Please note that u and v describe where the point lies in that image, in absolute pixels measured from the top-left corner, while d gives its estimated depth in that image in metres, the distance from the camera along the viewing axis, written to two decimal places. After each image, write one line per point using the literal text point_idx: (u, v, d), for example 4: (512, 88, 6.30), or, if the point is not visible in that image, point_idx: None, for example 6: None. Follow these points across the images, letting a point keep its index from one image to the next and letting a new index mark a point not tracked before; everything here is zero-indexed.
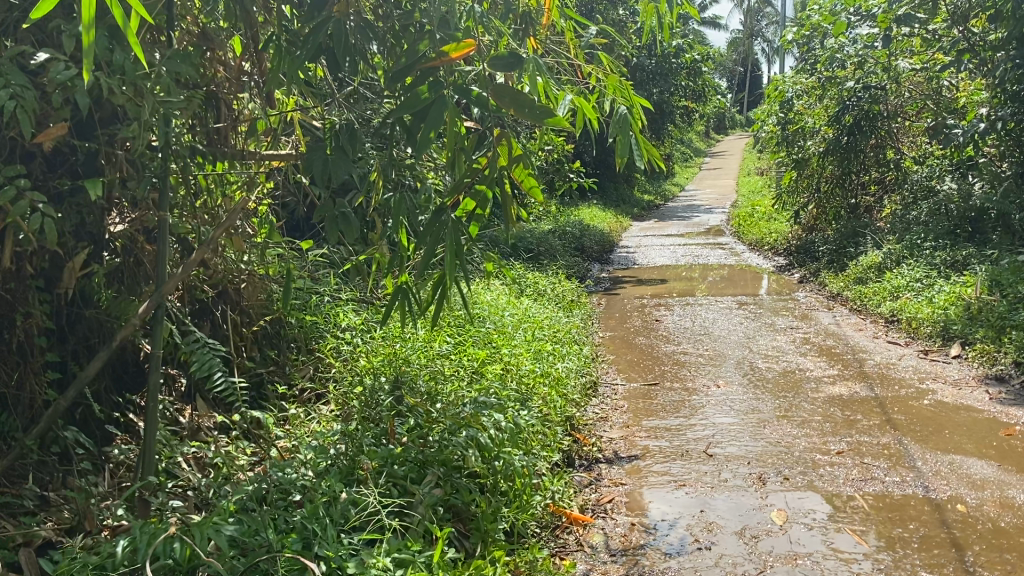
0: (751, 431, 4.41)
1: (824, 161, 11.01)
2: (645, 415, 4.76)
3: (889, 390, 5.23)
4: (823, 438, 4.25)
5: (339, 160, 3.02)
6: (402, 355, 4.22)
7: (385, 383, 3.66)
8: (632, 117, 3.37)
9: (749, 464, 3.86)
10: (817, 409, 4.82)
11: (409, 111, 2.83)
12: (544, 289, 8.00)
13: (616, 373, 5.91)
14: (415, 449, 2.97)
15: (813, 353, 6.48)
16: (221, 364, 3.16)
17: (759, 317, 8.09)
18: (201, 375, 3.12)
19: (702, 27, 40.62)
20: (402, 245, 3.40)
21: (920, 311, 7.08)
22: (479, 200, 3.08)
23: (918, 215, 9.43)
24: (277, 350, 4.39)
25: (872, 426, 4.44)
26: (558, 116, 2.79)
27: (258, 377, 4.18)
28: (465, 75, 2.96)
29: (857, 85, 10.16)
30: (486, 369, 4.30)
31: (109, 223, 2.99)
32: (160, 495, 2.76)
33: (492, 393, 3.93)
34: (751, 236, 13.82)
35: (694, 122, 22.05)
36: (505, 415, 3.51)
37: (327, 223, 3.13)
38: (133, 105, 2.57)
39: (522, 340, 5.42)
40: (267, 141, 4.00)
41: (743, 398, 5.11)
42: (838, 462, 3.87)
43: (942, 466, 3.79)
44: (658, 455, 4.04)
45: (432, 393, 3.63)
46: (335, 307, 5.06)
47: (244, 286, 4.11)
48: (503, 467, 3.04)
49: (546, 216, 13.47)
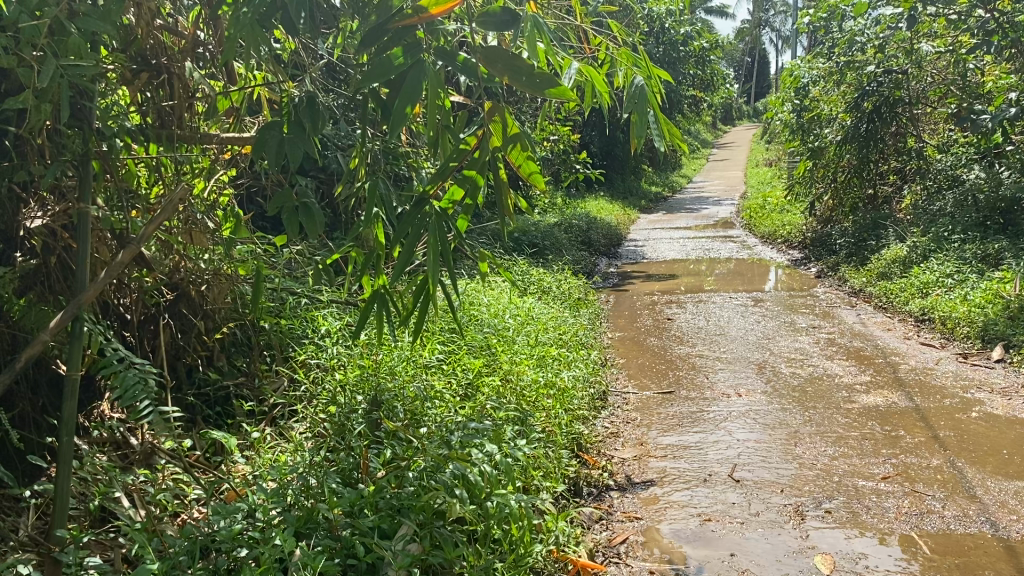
0: (782, 449, 3.89)
1: (840, 150, 10.43)
2: (660, 430, 4.26)
3: (931, 400, 4.72)
4: (865, 459, 3.73)
5: (297, 138, 2.51)
6: (386, 367, 3.73)
7: (363, 402, 3.19)
8: (650, 90, 2.86)
9: (783, 493, 3.34)
10: (853, 423, 4.30)
11: (380, 79, 2.36)
12: (548, 286, 7.50)
13: (626, 380, 5.41)
14: (389, 491, 2.50)
15: (841, 356, 5.94)
16: (147, 392, 2.60)
17: (778, 316, 7.57)
18: (123, 406, 2.57)
19: (708, 16, 39.97)
20: (381, 242, 2.82)
21: (954, 309, 6.55)
22: (467, 187, 2.55)
23: (942, 207, 8.93)
24: (247, 359, 4.00)
25: (919, 445, 3.92)
26: (561, 86, 2.35)
27: (223, 392, 3.80)
28: (450, 38, 2.48)
29: (878, 70, 9.61)
30: (482, 383, 3.82)
31: (26, 218, 2.54)
32: (77, 550, 2.29)
33: (486, 413, 3.43)
34: (763, 228, 13.27)
35: (702, 111, 21.46)
36: (501, 444, 3.01)
37: (286, 213, 2.57)
38: (24, 72, 2.15)
39: (524, 345, 4.93)
40: (229, 123, 3.52)
41: (768, 409, 4.59)
42: (886, 491, 3.35)
43: (1008, 496, 3.27)
44: (677, 481, 3.53)
45: (415, 415, 3.15)
46: (314, 309, 4.59)
47: (206, 287, 3.73)
48: (496, 509, 2.55)
49: (550, 209, 12.94)
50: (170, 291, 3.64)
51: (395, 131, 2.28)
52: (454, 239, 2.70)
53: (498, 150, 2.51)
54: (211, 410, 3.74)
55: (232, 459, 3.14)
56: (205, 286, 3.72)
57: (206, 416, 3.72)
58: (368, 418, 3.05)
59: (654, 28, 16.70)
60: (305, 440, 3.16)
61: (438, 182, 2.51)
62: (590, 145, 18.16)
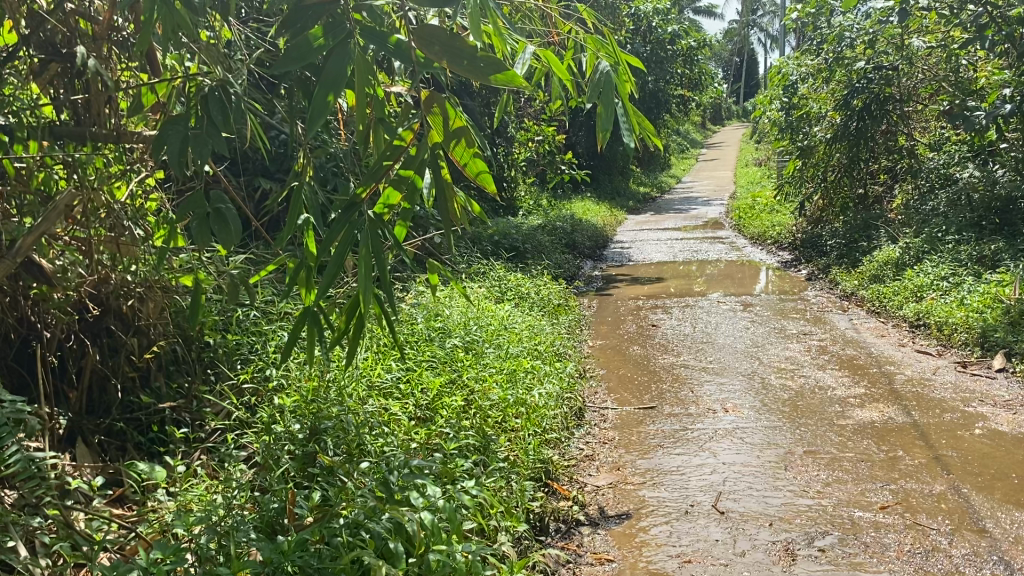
0: (770, 475, 3.55)
1: (830, 149, 10.10)
2: (639, 451, 3.92)
3: (929, 415, 4.39)
4: (862, 486, 3.40)
5: (205, 134, 2.19)
6: (333, 390, 3.41)
7: (300, 433, 2.87)
8: (618, 79, 2.53)
9: (771, 528, 3.01)
10: (847, 443, 3.97)
11: (298, 65, 2.03)
12: (527, 293, 7.15)
13: (605, 394, 5.05)
14: (311, 546, 2.16)
15: (834, 365, 5.61)
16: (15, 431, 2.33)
17: (767, 322, 7.23)
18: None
19: (697, 16, 39.64)
20: (310, 252, 2.43)
21: (951, 314, 6.24)
22: (404, 189, 2.20)
23: (935, 206, 8.62)
24: (188, 379, 3.64)
25: (920, 468, 3.60)
26: (506, 71, 2.04)
27: (158, 416, 3.44)
28: (381, 18, 2.16)
29: (867, 66, 9.25)
30: (440, 406, 3.50)
31: None
32: None
33: (439, 443, 3.11)
34: (752, 229, 12.95)
35: (691, 111, 21.11)
36: (449, 487, 2.68)
37: (196, 223, 2.26)
38: None
39: (494, 357, 4.61)
40: (154, 119, 3.18)
41: (756, 428, 4.25)
42: (886, 524, 3.02)
43: (1021, 530, 2.95)
44: (656, 513, 3.18)
45: (356, 449, 2.82)
46: (263, 325, 4.27)
47: (138, 302, 3.45)
48: (438, 564, 2.21)
49: (534, 210, 12.57)
50: (97, 305, 3.38)
51: (315, 123, 1.95)
52: (391, 251, 2.32)
53: (438, 148, 2.18)
54: (145, 435, 3.39)
55: (154, 496, 2.80)
56: (136, 301, 3.44)
57: (138, 443, 3.36)
58: (303, 453, 2.73)
59: (640, 27, 16.37)
60: (235, 475, 2.83)
61: (369, 183, 2.17)
62: (576, 145, 17.82)
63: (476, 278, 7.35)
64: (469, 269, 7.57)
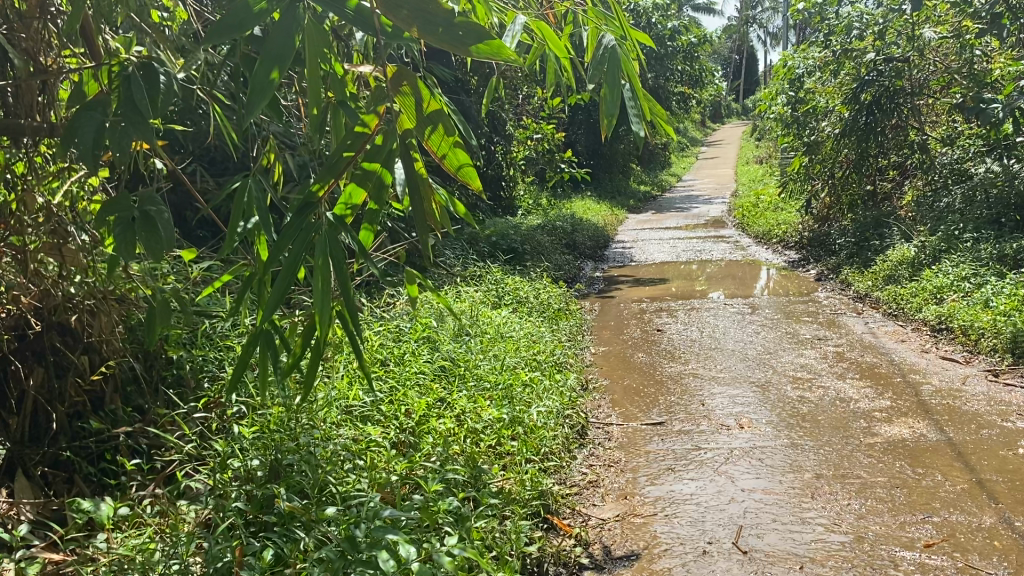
0: (795, 504, 3.18)
1: (838, 144, 9.63)
2: (647, 476, 3.54)
3: (965, 432, 4.01)
4: (900, 518, 3.02)
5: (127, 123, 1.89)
6: (302, 415, 3.07)
7: (259, 472, 2.56)
8: (626, 55, 2.16)
9: (802, 572, 2.64)
10: (879, 464, 3.59)
11: (231, 33, 1.62)
12: (525, 297, 6.77)
13: (609, 408, 4.67)
14: None
15: (854, 374, 5.23)
16: None
17: (778, 326, 6.84)
18: None
19: (697, 13, 39.23)
20: (260, 258, 2.05)
21: (977, 318, 5.84)
22: (371, 187, 1.79)
23: (951, 202, 8.21)
24: (142, 401, 3.26)
25: (962, 496, 3.22)
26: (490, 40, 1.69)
27: (109, 444, 3.03)
28: None
29: (878, 57, 8.76)
30: (424, 434, 3.16)
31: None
32: None
33: (418, 480, 2.76)
34: (757, 227, 12.54)
35: (693, 107, 20.70)
36: (428, 542, 2.32)
37: (119, 226, 2.02)
38: None
39: (489, 369, 4.25)
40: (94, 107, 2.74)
41: (775, 447, 3.87)
42: (933, 567, 2.64)
43: None
44: (672, 553, 2.80)
45: (321, 491, 2.49)
46: (233, 337, 3.92)
47: (87, 315, 3.06)
48: None
49: (534, 210, 12.21)
50: (38, 321, 2.99)
51: (256, 108, 1.55)
52: (355, 262, 1.92)
53: (409, 134, 1.79)
54: (94, 466, 2.99)
55: (92, 542, 2.40)
56: (86, 315, 3.05)
57: (87, 475, 2.96)
58: (261, 494, 2.39)
59: (641, 22, 15.95)
60: (186, 516, 2.46)
61: (327, 178, 1.76)
62: (575, 143, 17.46)
63: (470, 282, 6.96)
64: (464, 272, 7.20)
